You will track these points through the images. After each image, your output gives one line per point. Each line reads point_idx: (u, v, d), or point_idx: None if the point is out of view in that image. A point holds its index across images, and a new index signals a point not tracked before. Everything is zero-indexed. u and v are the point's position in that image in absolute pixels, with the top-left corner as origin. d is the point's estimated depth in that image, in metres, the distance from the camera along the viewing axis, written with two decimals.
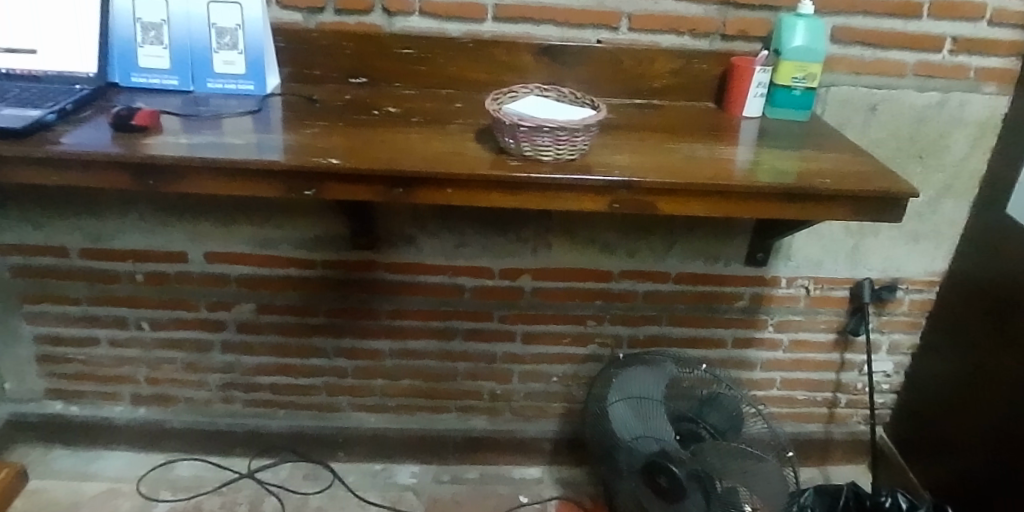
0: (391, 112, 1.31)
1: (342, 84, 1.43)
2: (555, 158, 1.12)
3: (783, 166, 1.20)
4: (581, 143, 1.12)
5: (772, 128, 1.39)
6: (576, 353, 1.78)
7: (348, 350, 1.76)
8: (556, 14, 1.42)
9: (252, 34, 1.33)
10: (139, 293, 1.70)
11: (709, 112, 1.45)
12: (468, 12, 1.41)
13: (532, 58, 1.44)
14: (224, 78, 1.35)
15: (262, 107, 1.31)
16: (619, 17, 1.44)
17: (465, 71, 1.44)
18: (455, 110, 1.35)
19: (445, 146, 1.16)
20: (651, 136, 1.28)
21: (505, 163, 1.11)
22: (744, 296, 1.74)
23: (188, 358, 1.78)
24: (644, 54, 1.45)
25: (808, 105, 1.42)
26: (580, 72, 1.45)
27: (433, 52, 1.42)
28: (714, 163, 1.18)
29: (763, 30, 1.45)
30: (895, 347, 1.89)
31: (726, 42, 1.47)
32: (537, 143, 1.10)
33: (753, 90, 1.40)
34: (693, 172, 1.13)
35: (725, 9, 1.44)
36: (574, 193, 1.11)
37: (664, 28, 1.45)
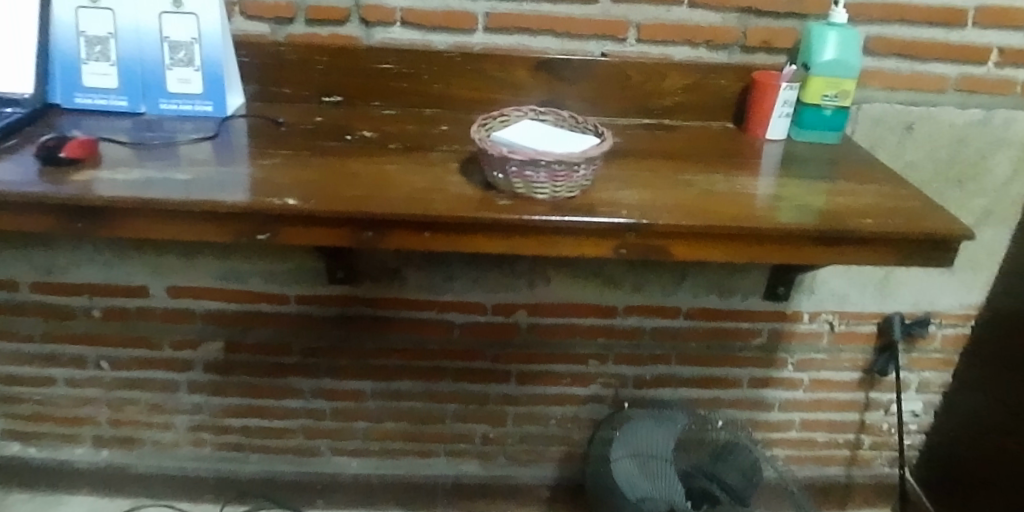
0: (367, 137, 1.16)
1: (314, 102, 1.28)
2: (551, 195, 0.97)
3: (815, 202, 1.04)
4: (581, 178, 0.97)
5: (798, 154, 1.23)
6: (577, 394, 1.63)
7: (326, 391, 1.61)
8: (554, 24, 1.26)
9: (209, 48, 1.17)
10: (97, 330, 1.55)
11: (726, 133, 1.30)
12: (456, 21, 1.25)
13: (527, 73, 1.28)
14: (180, 98, 1.19)
15: (221, 132, 1.15)
16: (626, 27, 1.28)
17: (453, 88, 1.28)
18: (441, 135, 1.19)
19: (424, 181, 1.01)
20: (662, 165, 1.13)
21: (493, 202, 0.95)
22: (762, 333, 1.59)
23: (153, 399, 1.63)
24: (655, 69, 1.29)
25: (839, 127, 1.27)
26: (582, 89, 1.29)
27: (417, 67, 1.26)
28: (736, 199, 1.03)
29: (787, 40, 1.30)
30: (925, 385, 1.73)
31: (746, 54, 1.31)
32: (530, 179, 0.95)
33: (778, 110, 1.24)
34: (712, 211, 0.98)
35: (745, 17, 1.29)
36: (574, 238, 0.95)
37: (677, 39, 1.29)
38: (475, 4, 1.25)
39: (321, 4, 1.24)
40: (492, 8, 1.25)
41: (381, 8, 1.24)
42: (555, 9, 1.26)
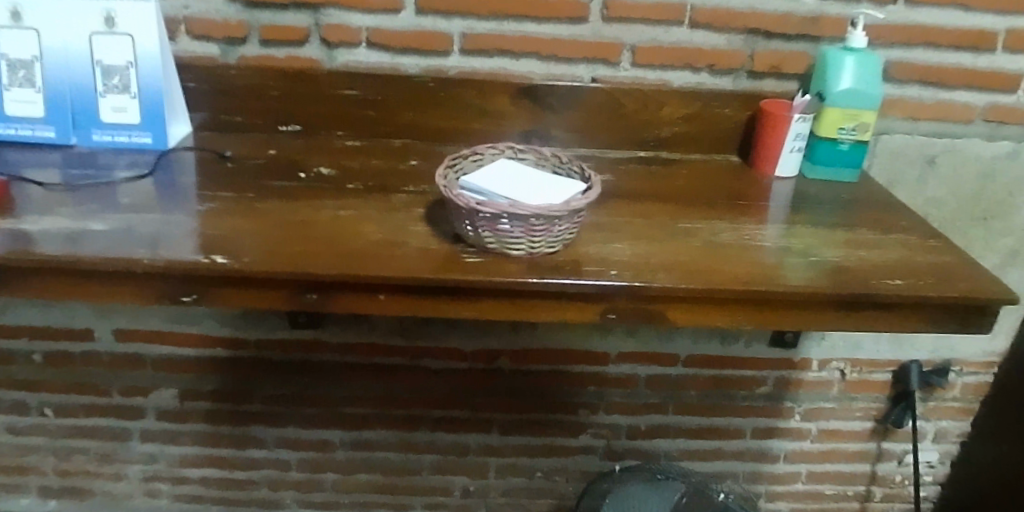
0: (324, 175, 1.02)
1: (269, 132, 1.14)
2: (528, 251, 0.83)
3: (831, 258, 0.91)
4: (563, 232, 0.82)
5: (810, 195, 1.10)
6: (565, 445, 1.49)
7: (291, 441, 1.47)
8: (539, 46, 1.13)
9: (147, 74, 1.04)
10: (40, 375, 1.41)
11: (730, 169, 1.16)
12: (429, 43, 1.12)
13: (509, 100, 1.14)
14: (114, 129, 1.06)
15: (158, 169, 1.02)
16: (619, 50, 1.14)
17: (425, 117, 1.14)
18: (409, 172, 1.06)
19: (382, 231, 0.87)
20: (657, 209, 0.99)
21: (459, 259, 0.82)
22: (767, 381, 1.46)
23: (103, 448, 1.50)
24: (650, 96, 1.15)
25: (856, 163, 1.14)
26: (569, 118, 1.16)
27: (384, 93, 1.13)
28: (742, 253, 0.89)
29: (798, 65, 1.17)
30: (942, 435, 1.59)
31: (753, 80, 1.19)
32: (503, 233, 0.81)
33: (788, 144, 1.12)
34: (714, 271, 0.84)
35: (752, 39, 1.16)
36: (554, 301, 0.82)
37: (676, 63, 1.16)
38: (450, 23, 1.11)
39: (276, 23, 1.10)
40: (469, 28, 1.12)
41: (344, 28, 1.10)
42: (539, 30, 1.13)
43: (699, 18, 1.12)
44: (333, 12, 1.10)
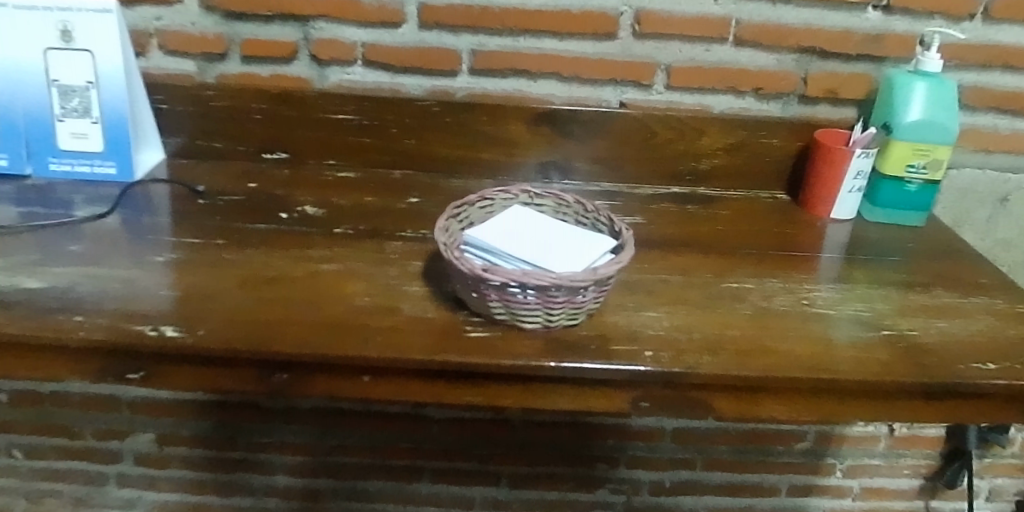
0: (310, 215, 0.89)
1: (252, 160, 1.01)
2: (545, 324, 0.68)
3: (906, 330, 0.76)
4: (588, 303, 0.68)
5: (872, 243, 0.95)
6: (579, 500, 1.35)
7: (280, 490, 1.34)
8: (560, 66, 0.98)
9: (110, 96, 0.91)
10: (8, 414, 1.29)
11: (777, 209, 1.01)
12: (433, 61, 0.98)
13: (524, 127, 1.00)
14: (73, 157, 0.93)
15: (119, 205, 0.89)
16: (653, 70, 0.99)
17: (427, 145, 1.00)
18: (408, 212, 0.92)
19: (371, 292, 0.74)
20: (695, 263, 0.85)
21: (459, 334, 0.68)
22: (807, 437, 1.32)
23: (78, 492, 1.37)
24: (687, 123, 1.00)
25: (924, 205, 0.99)
26: (593, 148, 1.01)
27: (382, 118, 0.99)
28: (799, 325, 0.75)
29: (859, 90, 1.01)
30: (997, 494, 1.43)
31: (805, 106, 1.03)
32: (514, 304, 0.66)
33: (847, 184, 0.97)
34: (768, 351, 0.70)
35: (806, 59, 1.00)
36: (574, 386, 0.68)
37: (717, 86, 1.01)
38: (457, 39, 0.98)
39: (260, 37, 0.97)
40: (480, 45, 0.98)
41: (337, 43, 0.97)
42: (560, 47, 0.98)
43: (744, 35, 0.97)
44: (324, 25, 0.97)
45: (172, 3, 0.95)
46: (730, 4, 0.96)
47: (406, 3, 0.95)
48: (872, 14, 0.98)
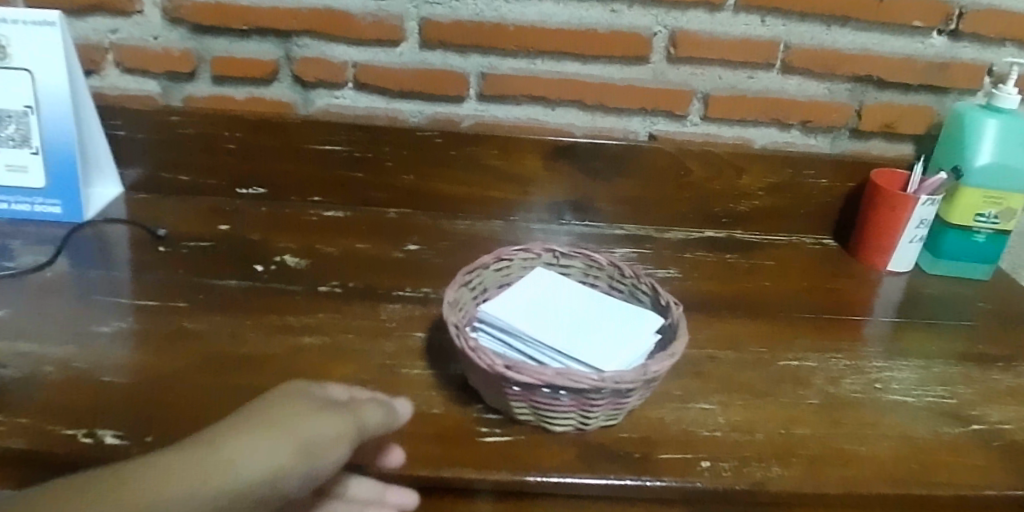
0: (290, 268, 0.75)
1: (225, 195, 0.88)
2: (578, 426, 0.56)
3: (998, 423, 0.63)
4: (631, 402, 0.55)
5: (938, 301, 0.83)
6: None
7: None
8: (582, 93, 0.86)
9: (52, 121, 0.78)
10: None
11: (824, 259, 0.89)
12: (435, 85, 0.85)
13: (541, 162, 0.87)
14: (12, 194, 0.80)
15: (63, 251, 0.75)
16: (688, 99, 0.87)
17: (428, 181, 0.87)
18: (406, 263, 0.79)
19: (363, 377, 0.60)
20: (743, 331, 0.72)
21: (471, 438, 0.55)
22: None
23: None
24: (726, 159, 0.88)
25: (993, 257, 0.87)
26: (618, 186, 0.88)
27: (376, 150, 0.85)
28: (875, 419, 0.62)
29: (919, 126, 0.89)
30: None
31: (856, 142, 0.92)
32: (542, 405, 0.53)
33: (908, 233, 0.85)
34: (847, 457, 0.57)
35: (861, 89, 0.88)
36: (611, 503, 0.55)
37: (761, 118, 0.88)
38: (465, 60, 0.85)
39: (235, 55, 0.84)
40: (490, 67, 0.85)
41: (324, 63, 0.84)
42: (583, 71, 0.86)
43: (794, 61, 0.85)
44: (309, 41, 0.84)
45: (132, 13, 0.82)
46: (779, 26, 0.84)
47: (406, 19, 0.82)
48: (936, 40, 0.86)
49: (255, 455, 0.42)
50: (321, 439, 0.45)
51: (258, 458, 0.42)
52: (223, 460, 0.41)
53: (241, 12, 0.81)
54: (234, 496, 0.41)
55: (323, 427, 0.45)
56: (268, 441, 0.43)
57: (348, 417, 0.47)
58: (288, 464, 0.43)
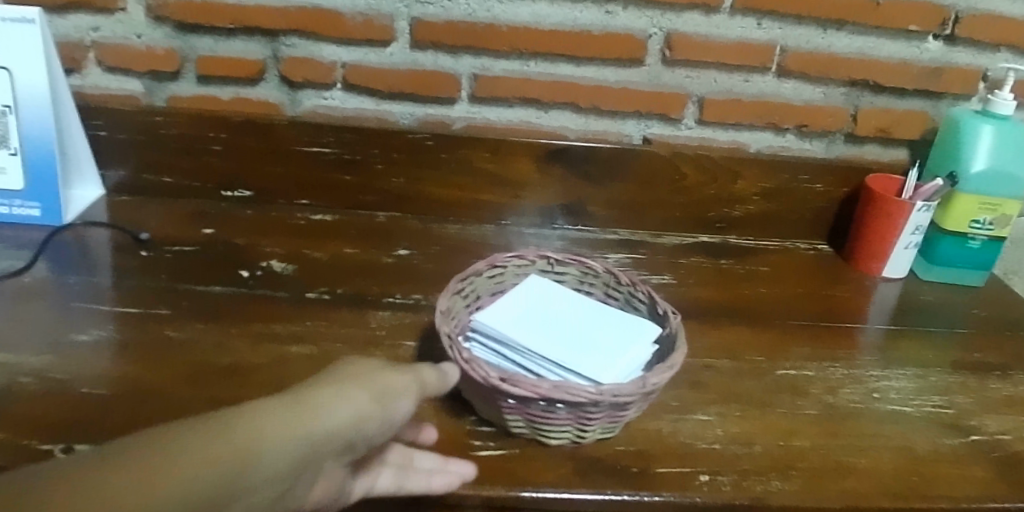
0: (277, 274, 0.73)
1: (210, 198, 0.86)
2: (574, 440, 0.54)
3: (997, 433, 0.62)
4: (628, 415, 0.54)
5: (933, 307, 0.82)
6: None
7: None
8: (576, 95, 0.84)
9: (31, 121, 0.75)
10: None
11: (819, 265, 0.89)
12: (427, 87, 0.83)
13: (534, 166, 0.85)
14: None
15: (42, 256, 0.73)
16: (683, 103, 0.86)
17: (418, 184, 0.86)
18: (396, 269, 0.77)
19: None
20: (739, 340, 0.71)
21: (464, 453, 0.53)
22: None
23: None
24: (721, 164, 0.87)
25: (987, 264, 0.86)
26: (612, 190, 0.87)
27: (366, 152, 0.84)
28: (875, 431, 0.61)
29: (914, 131, 0.89)
30: None
31: (851, 147, 0.91)
32: (538, 419, 0.52)
33: (904, 239, 0.84)
34: (846, 470, 0.56)
35: (857, 94, 0.88)
36: None
37: (757, 122, 0.87)
38: (457, 61, 0.83)
39: (220, 54, 0.82)
40: (483, 69, 0.83)
41: (312, 63, 0.82)
42: (577, 73, 0.84)
43: (790, 64, 0.84)
44: (297, 41, 0.82)
45: (114, 11, 0.80)
46: (774, 29, 0.83)
47: (397, 19, 0.81)
48: (932, 45, 0.86)
49: (345, 403, 0.40)
50: (396, 388, 0.43)
51: (340, 401, 0.39)
52: (312, 407, 0.38)
53: (228, 10, 0.79)
54: (321, 440, 0.38)
55: (396, 381, 0.43)
56: (352, 390, 0.41)
57: (409, 372, 0.46)
58: (369, 408, 0.41)
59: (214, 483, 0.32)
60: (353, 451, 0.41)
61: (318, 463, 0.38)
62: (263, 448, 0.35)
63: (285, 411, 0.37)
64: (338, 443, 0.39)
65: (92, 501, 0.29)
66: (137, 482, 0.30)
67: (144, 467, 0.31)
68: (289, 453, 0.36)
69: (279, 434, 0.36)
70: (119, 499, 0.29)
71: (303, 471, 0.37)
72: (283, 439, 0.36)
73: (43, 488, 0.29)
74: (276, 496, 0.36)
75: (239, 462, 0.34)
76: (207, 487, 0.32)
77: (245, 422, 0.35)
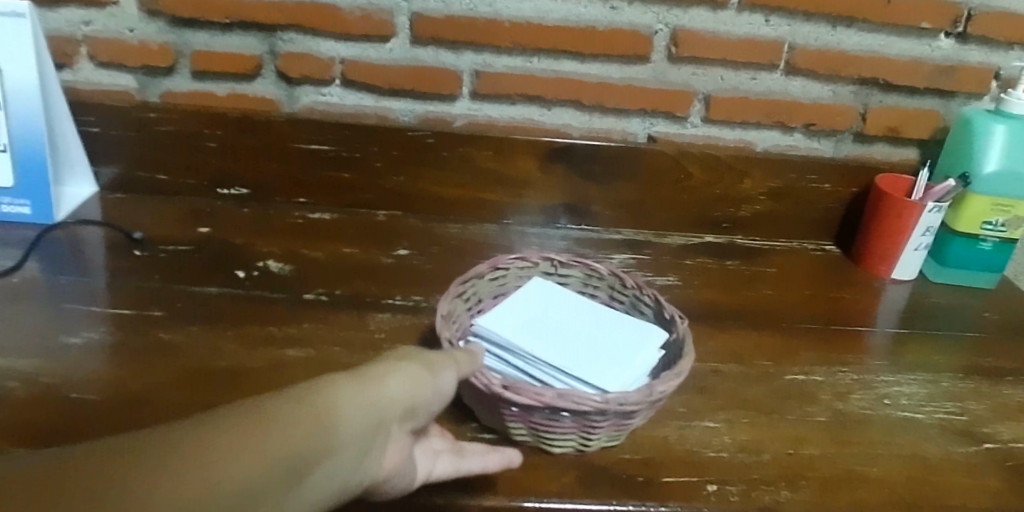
0: (274, 274, 0.72)
1: (206, 195, 0.84)
2: (579, 448, 0.53)
3: (1012, 441, 0.61)
4: (634, 423, 0.53)
5: (943, 310, 0.81)
6: None
7: None
8: (579, 92, 0.83)
9: (21, 117, 0.73)
10: None
11: (827, 266, 0.87)
12: (427, 83, 0.82)
13: (536, 164, 0.83)
14: None
15: (33, 254, 0.71)
16: (689, 100, 0.84)
17: (418, 183, 0.84)
18: (396, 269, 0.75)
19: None
20: (746, 343, 0.70)
21: None
22: None
23: None
24: (727, 163, 0.85)
25: (998, 265, 0.85)
26: (616, 189, 0.85)
27: (365, 150, 0.82)
28: (886, 439, 0.59)
29: (924, 130, 0.87)
30: None
31: (859, 145, 0.89)
32: (542, 427, 0.50)
33: (914, 241, 0.82)
34: (859, 479, 0.54)
35: (866, 92, 0.86)
36: None
37: (764, 120, 0.86)
38: (458, 57, 0.81)
39: (216, 49, 0.80)
40: (485, 65, 0.81)
41: (311, 59, 0.80)
42: (581, 70, 0.83)
43: (798, 61, 0.82)
44: (294, 36, 0.80)
45: (107, 4, 0.78)
46: (783, 26, 0.82)
47: (397, 14, 0.79)
48: (943, 42, 0.84)
49: (399, 376, 0.43)
50: (437, 360, 0.46)
51: (385, 373, 0.43)
52: (361, 381, 0.41)
53: (223, 4, 0.77)
54: (375, 407, 0.41)
55: (441, 355, 0.46)
56: (397, 364, 0.44)
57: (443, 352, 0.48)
58: (414, 376, 0.43)
59: (293, 451, 0.36)
60: (414, 419, 0.44)
61: (377, 433, 0.41)
62: (322, 414, 0.38)
63: (336, 384, 0.40)
64: (397, 412, 0.42)
65: (189, 469, 0.32)
66: (213, 460, 0.33)
67: (219, 445, 0.34)
68: (356, 422, 0.39)
69: (343, 406, 0.40)
70: (215, 462, 0.33)
71: (374, 437, 0.40)
72: (350, 409, 0.39)
73: (147, 452, 0.32)
74: (352, 465, 0.39)
75: (316, 430, 0.37)
76: (288, 451, 0.36)
77: (314, 395, 0.39)
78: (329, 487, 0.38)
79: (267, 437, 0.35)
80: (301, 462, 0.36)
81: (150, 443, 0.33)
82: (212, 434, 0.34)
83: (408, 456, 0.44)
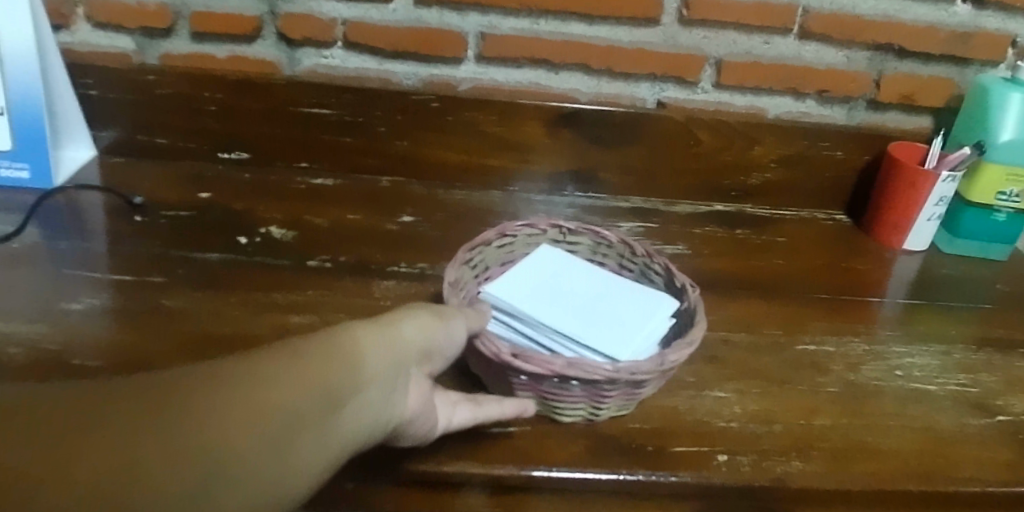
0: (276, 240, 0.71)
1: (206, 160, 0.83)
2: (589, 417, 0.52)
3: None
4: (644, 392, 0.52)
5: (955, 281, 0.80)
6: None
7: None
8: (588, 56, 0.80)
9: (16, 79, 0.71)
10: None
11: (838, 236, 0.86)
12: (432, 45, 0.79)
13: (542, 129, 0.81)
14: None
15: (32, 220, 0.70)
16: (700, 65, 0.82)
17: (422, 148, 0.82)
18: (400, 236, 0.74)
19: None
20: (756, 313, 0.69)
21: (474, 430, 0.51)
22: None
23: None
24: (738, 130, 0.83)
25: (1011, 236, 0.83)
26: (624, 156, 0.84)
27: (368, 114, 0.80)
28: (898, 410, 0.58)
29: (939, 98, 0.85)
30: None
31: (872, 113, 0.87)
32: (552, 395, 0.50)
33: (927, 211, 0.81)
34: (871, 451, 0.54)
35: (881, 57, 0.84)
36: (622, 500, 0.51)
37: (776, 86, 0.84)
38: (463, 19, 0.79)
39: (214, 9, 0.77)
40: (491, 27, 0.79)
41: (312, 20, 0.78)
42: (589, 32, 0.80)
43: (813, 25, 0.80)
44: None
45: None
46: None
47: None
48: (961, 7, 0.81)
49: (413, 321, 0.43)
50: (447, 310, 0.47)
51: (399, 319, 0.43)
52: (376, 325, 0.42)
53: None
54: (393, 347, 0.41)
55: (451, 307, 0.47)
56: (410, 312, 0.44)
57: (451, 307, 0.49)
58: (427, 322, 0.44)
59: (319, 384, 0.36)
60: (430, 364, 0.45)
61: (400, 373, 0.41)
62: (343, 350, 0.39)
63: (353, 327, 0.41)
64: (415, 355, 0.43)
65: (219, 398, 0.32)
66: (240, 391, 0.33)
67: (244, 378, 0.34)
68: (378, 360, 0.40)
69: (365, 348, 0.40)
70: (243, 392, 0.33)
71: (397, 377, 0.41)
72: (371, 349, 0.40)
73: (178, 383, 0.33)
74: (381, 403, 0.39)
75: (338, 368, 0.38)
76: (314, 384, 0.36)
77: (334, 337, 0.39)
78: (360, 424, 0.38)
79: (290, 372, 0.36)
80: (329, 397, 0.36)
81: (177, 377, 0.33)
82: (237, 369, 0.34)
83: (432, 402, 0.44)
